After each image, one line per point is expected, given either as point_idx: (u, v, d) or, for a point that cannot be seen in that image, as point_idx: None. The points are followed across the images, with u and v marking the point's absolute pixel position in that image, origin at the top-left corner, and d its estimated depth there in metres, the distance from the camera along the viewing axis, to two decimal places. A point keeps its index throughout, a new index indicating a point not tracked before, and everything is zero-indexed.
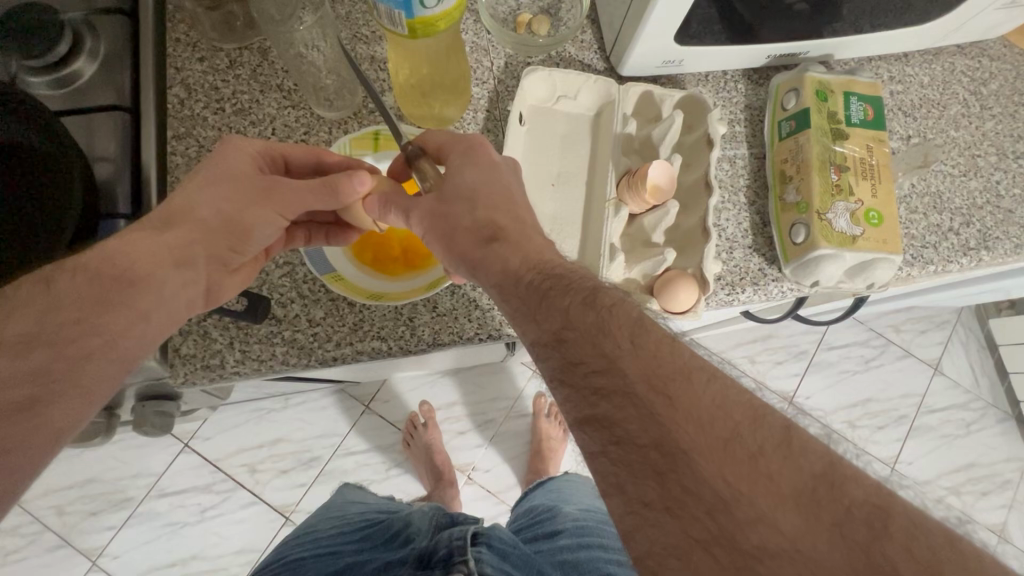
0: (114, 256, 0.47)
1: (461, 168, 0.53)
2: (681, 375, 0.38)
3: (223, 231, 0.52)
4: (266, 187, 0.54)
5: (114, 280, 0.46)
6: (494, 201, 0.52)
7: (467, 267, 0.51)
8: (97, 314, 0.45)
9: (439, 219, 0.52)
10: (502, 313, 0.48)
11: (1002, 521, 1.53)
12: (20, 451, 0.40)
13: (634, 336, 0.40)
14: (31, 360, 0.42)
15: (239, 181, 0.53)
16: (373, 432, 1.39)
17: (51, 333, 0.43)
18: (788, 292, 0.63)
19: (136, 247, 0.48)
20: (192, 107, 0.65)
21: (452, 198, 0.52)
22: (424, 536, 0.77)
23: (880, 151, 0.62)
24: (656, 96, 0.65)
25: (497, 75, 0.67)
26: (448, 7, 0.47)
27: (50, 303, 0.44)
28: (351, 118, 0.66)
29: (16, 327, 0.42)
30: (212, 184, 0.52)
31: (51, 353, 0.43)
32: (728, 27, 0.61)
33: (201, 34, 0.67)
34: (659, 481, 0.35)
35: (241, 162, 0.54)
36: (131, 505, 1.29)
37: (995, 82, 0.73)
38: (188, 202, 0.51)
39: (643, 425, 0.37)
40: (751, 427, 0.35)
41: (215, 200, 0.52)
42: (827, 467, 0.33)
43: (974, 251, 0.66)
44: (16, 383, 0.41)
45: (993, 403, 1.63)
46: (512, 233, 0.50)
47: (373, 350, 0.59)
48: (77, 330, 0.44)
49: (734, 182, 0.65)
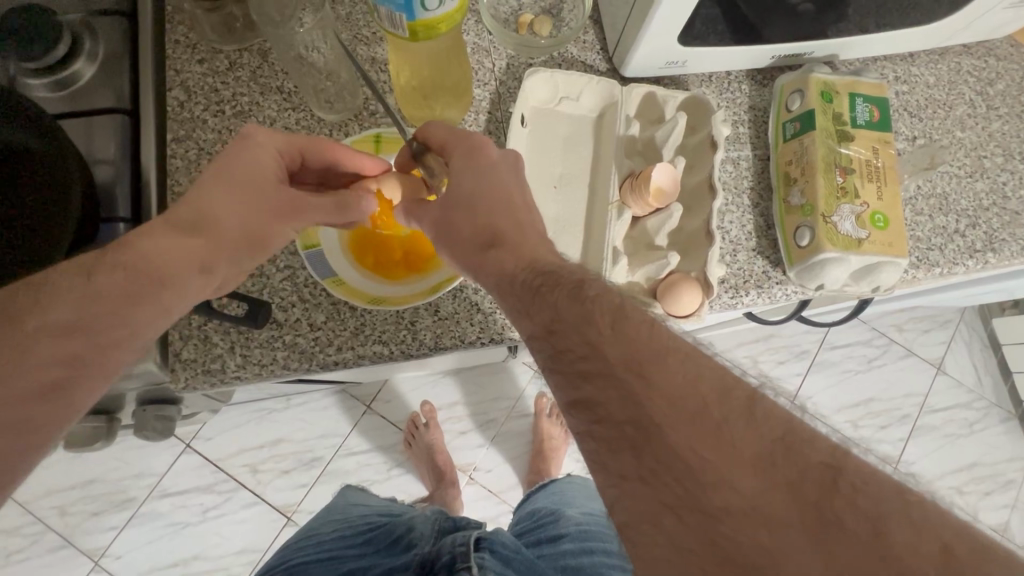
0: (147, 254, 0.47)
1: (460, 170, 0.52)
2: (657, 355, 0.37)
3: (243, 237, 0.50)
4: (291, 201, 0.53)
5: (143, 279, 0.46)
6: (494, 205, 0.51)
7: (471, 271, 0.51)
8: (127, 309, 0.46)
9: (443, 226, 0.52)
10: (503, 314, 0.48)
11: (1005, 521, 1.53)
12: (40, 431, 0.43)
13: (616, 321, 0.39)
14: (66, 344, 0.44)
15: (264, 190, 0.52)
16: (374, 432, 1.39)
17: (85, 321, 0.45)
18: (792, 295, 0.63)
19: (163, 249, 0.48)
20: (192, 109, 0.64)
21: (452, 202, 0.52)
22: (427, 541, 0.78)
23: (886, 153, 0.61)
24: (659, 97, 0.64)
25: (499, 77, 0.66)
26: (449, 9, 0.46)
27: (88, 294, 0.45)
28: (351, 120, 0.65)
29: (53, 314, 0.44)
30: (238, 191, 0.50)
31: (85, 341, 0.44)
32: (732, 26, 0.60)
33: (200, 35, 0.66)
34: (634, 454, 0.35)
35: (268, 169, 0.53)
36: (132, 505, 1.29)
37: (1002, 82, 0.72)
38: (211, 208, 0.49)
39: (621, 403, 0.36)
40: (717, 400, 0.34)
41: (239, 208, 0.50)
42: (785, 432, 0.33)
43: (980, 253, 0.66)
44: (47, 365, 0.43)
45: (997, 403, 1.62)
46: (510, 238, 0.50)
47: (375, 354, 0.59)
48: (106, 322, 0.45)
49: (738, 184, 0.65)
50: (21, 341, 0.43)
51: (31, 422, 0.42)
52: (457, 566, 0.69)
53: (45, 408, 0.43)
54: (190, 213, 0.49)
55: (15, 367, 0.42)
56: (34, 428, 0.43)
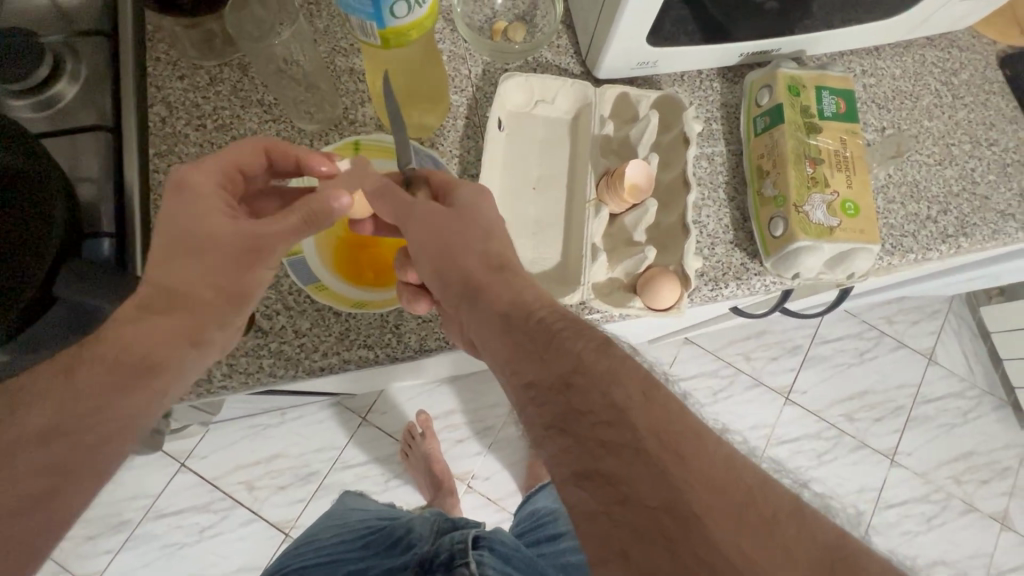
0: (126, 342, 0.49)
1: (477, 197, 0.56)
2: (692, 434, 0.39)
3: (225, 300, 0.52)
4: (246, 242, 0.51)
5: (131, 367, 0.48)
6: (504, 238, 0.56)
7: (465, 287, 0.53)
8: (118, 404, 0.48)
9: (443, 241, 0.54)
10: (500, 343, 0.49)
11: (1003, 509, 1.54)
12: (36, 535, 0.44)
13: (646, 392, 0.42)
14: (54, 447, 0.45)
15: (224, 243, 0.51)
16: (370, 444, 1.38)
17: (70, 422, 0.46)
18: (771, 286, 0.64)
19: (142, 334, 0.49)
20: (174, 124, 0.66)
21: (465, 220, 0.55)
22: (426, 541, 0.81)
23: (854, 143, 0.62)
24: (633, 97, 0.66)
25: (475, 83, 0.68)
26: (419, 17, 0.47)
27: (71, 394, 0.47)
28: (332, 129, 0.66)
29: (40, 417, 0.46)
30: (201, 252, 0.50)
31: (70, 442, 0.46)
32: (700, 27, 0.62)
33: (181, 53, 0.68)
34: (670, 548, 0.35)
35: (218, 215, 0.51)
36: (128, 528, 1.28)
37: (966, 71, 0.74)
38: (184, 279, 0.50)
39: (655, 485, 0.37)
40: (762, 494, 0.37)
41: (207, 274, 0.51)
42: (838, 541, 0.35)
43: (952, 238, 0.67)
44: (37, 473, 0.45)
45: (989, 391, 1.64)
46: (519, 267, 0.54)
47: (361, 359, 0.59)
48: (95, 420, 0.47)
49: (713, 179, 0.66)
50: (5, 450, 0.44)
51: (25, 529, 0.44)
52: (456, 562, 0.72)
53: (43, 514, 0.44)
54: (173, 286, 0.50)
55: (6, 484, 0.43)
56: (30, 531, 0.44)
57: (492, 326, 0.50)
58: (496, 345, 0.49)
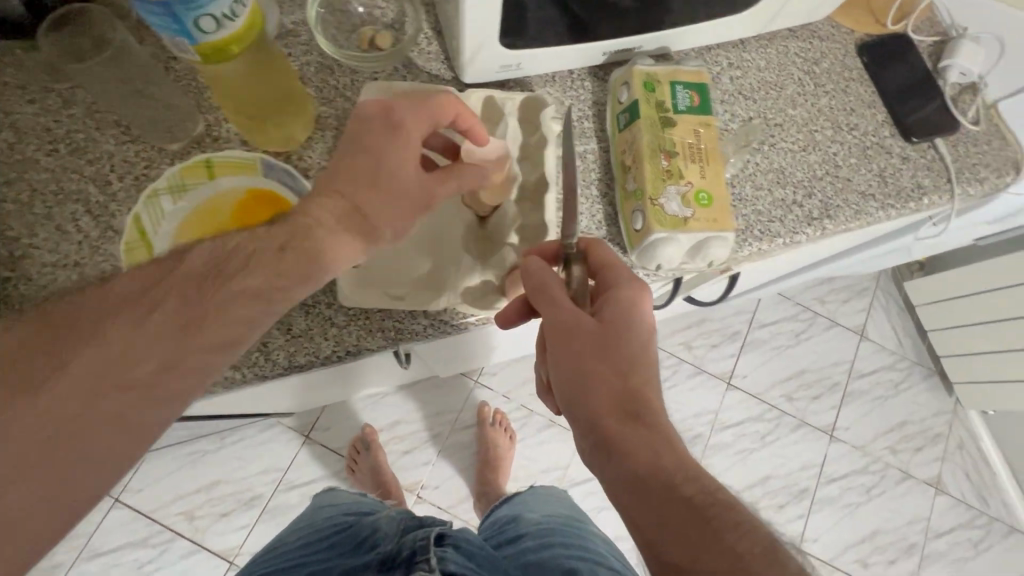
0: (317, 240, 0.51)
1: (620, 305, 0.52)
2: None
3: (390, 231, 0.55)
4: (427, 193, 0.56)
5: (313, 260, 0.51)
6: (646, 366, 0.51)
7: (602, 430, 0.49)
8: (282, 299, 0.50)
9: (578, 358, 0.51)
10: (633, 506, 0.47)
11: (937, 474, 1.61)
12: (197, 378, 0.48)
13: None
14: (244, 307, 0.49)
15: (407, 185, 0.55)
16: (314, 463, 1.35)
17: (263, 291, 0.49)
18: (645, 278, 0.65)
19: (335, 239, 0.52)
20: (24, 151, 0.63)
21: (609, 333, 0.51)
22: (390, 540, 0.76)
23: (708, 135, 0.64)
24: (498, 100, 0.66)
25: (342, 93, 0.68)
26: (235, 29, 0.46)
27: (275, 264, 0.50)
28: (194, 147, 0.65)
29: (246, 279, 0.49)
30: (388, 186, 0.54)
31: (260, 307, 0.49)
32: (553, 29, 0.63)
33: (30, 76, 0.65)
34: None
35: (414, 157, 0.55)
36: (62, 570, 1.23)
37: (827, 60, 0.77)
38: (369, 202, 0.53)
39: None
40: None
41: (394, 207, 0.54)
42: None
43: (817, 221, 0.70)
44: (227, 324, 0.48)
45: (918, 362, 1.71)
46: (656, 409, 0.50)
47: (226, 380, 0.58)
48: (246, 308, 0.49)
49: (586, 176, 0.67)
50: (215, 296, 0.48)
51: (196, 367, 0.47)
52: (417, 559, 0.69)
53: (114, 426, 0.45)
54: (350, 206, 0.53)
55: (113, 367, 0.45)
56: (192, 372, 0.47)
57: (625, 482, 0.47)
58: (631, 502, 0.47)
